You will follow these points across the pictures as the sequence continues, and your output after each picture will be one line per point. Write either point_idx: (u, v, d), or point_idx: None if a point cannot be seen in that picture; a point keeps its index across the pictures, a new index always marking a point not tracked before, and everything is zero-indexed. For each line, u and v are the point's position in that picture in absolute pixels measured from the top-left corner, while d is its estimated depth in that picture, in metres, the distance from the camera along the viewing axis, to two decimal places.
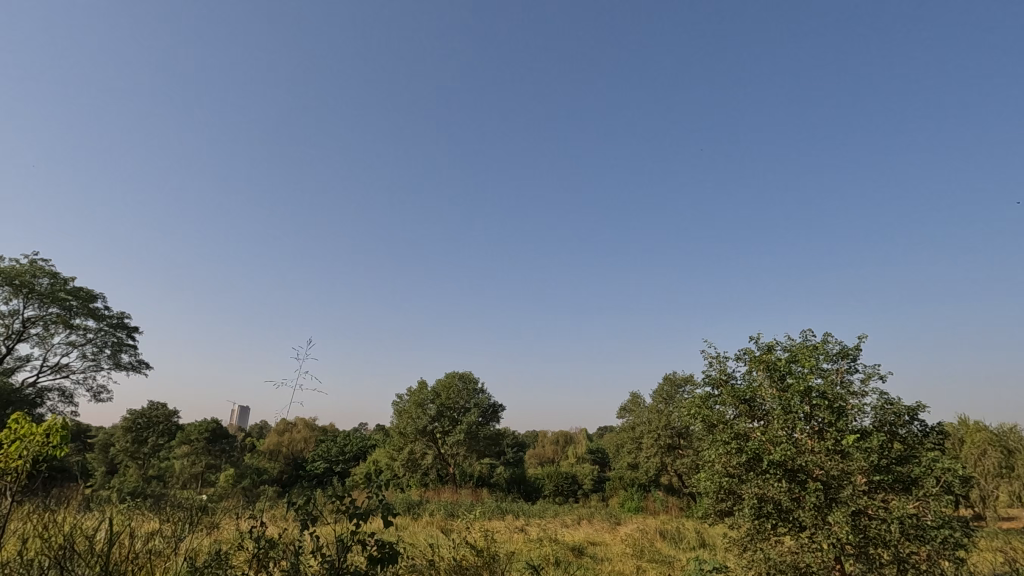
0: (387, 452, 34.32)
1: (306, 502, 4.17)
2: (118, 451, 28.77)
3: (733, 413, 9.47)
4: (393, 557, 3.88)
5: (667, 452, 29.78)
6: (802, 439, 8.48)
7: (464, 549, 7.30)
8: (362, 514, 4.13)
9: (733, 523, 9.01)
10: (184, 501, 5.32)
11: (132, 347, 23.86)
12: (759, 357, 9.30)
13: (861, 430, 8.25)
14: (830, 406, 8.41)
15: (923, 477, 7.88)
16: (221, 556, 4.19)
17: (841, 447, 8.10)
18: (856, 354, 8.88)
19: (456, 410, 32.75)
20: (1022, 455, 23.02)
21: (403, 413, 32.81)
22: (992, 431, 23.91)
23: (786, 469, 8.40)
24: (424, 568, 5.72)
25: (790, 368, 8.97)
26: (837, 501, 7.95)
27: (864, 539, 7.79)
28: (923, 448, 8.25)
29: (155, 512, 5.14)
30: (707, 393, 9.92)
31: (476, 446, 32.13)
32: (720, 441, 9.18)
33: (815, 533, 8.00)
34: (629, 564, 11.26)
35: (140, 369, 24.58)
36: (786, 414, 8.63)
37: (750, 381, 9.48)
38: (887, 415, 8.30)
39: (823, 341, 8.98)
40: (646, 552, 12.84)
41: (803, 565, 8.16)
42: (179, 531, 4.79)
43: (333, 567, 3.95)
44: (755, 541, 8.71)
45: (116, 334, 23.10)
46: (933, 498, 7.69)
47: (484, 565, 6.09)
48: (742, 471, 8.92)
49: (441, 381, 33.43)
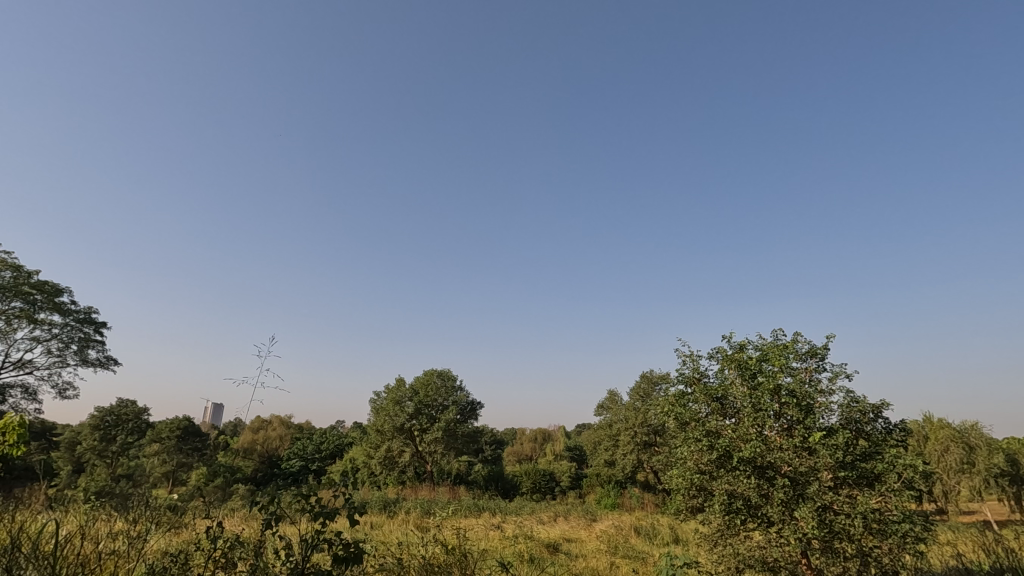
0: (364, 450, 34.21)
1: (270, 501, 4.09)
2: (85, 449, 28.10)
3: (706, 412, 9.58)
4: (358, 557, 3.84)
5: (643, 449, 30.13)
6: (771, 436, 8.64)
7: (434, 547, 7.30)
8: (329, 513, 4.05)
9: (705, 519, 9.15)
10: (150, 500, 5.21)
11: (100, 343, 23.21)
12: (730, 356, 9.47)
13: (828, 428, 8.44)
14: (798, 404, 8.60)
15: (887, 473, 8.08)
16: (180, 558, 4.09)
17: (809, 444, 8.27)
18: (824, 353, 9.07)
19: (434, 408, 32.63)
20: (982, 451, 23.67)
21: (380, 410, 32.58)
22: (954, 428, 24.61)
23: (755, 466, 8.54)
24: (394, 567, 5.68)
25: (761, 367, 9.14)
26: (805, 497, 8.11)
27: (830, 533, 7.95)
28: (887, 444, 8.48)
29: (118, 513, 5.03)
30: (681, 391, 10.04)
31: (454, 444, 32.11)
32: (691, 438, 9.32)
33: (783, 529, 8.15)
34: (603, 560, 11.36)
35: (108, 365, 23.93)
36: (756, 412, 8.78)
37: (722, 379, 9.64)
38: (853, 413, 8.53)
39: (793, 340, 9.18)
40: (620, 549, 12.97)
41: (770, 560, 8.27)
42: (141, 532, 4.70)
43: (299, 568, 3.89)
44: (726, 536, 8.85)
45: (82, 330, 22.50)
46: (895, 493, 7.91)
47: (456, 563, 6.11)
48: (713, 468, 9.08)
49: (420, 379, 33.19)
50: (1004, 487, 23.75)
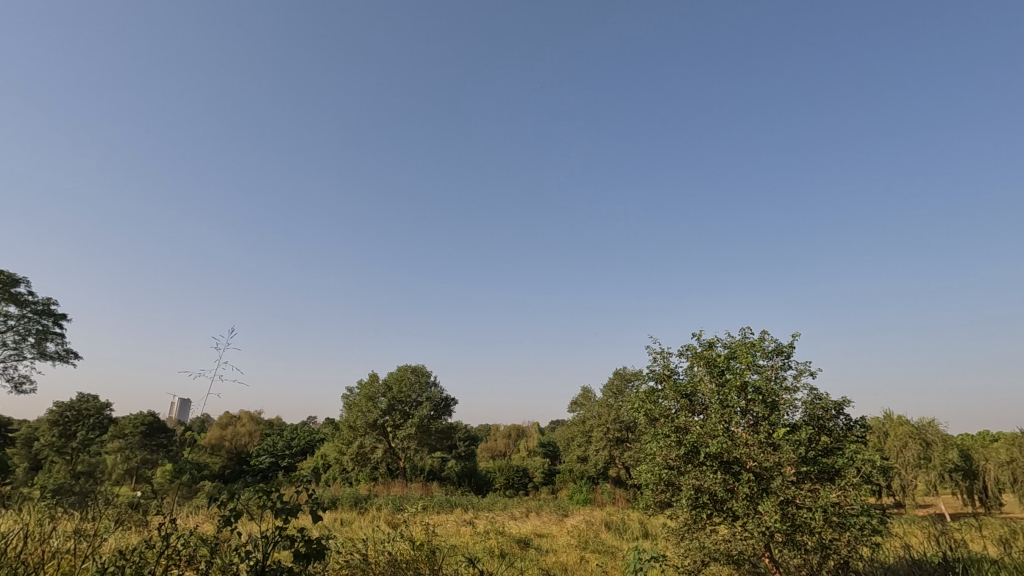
0: (336, 446, 33.90)
1: (230, 498, 3.99)
2: (43, 445, 27.25)
3: (676, 409, 9.70)
4: (319, 553, 3.76)
5: (616, 445, 30.49)
6: (737, 432, 8.79)
7: (402, 544, 7.28)
8: (291, 509, 3.98)
9: (672, 513, 9.27)
10: (112, 499, 5.13)
11: (59, 335, 22.43)
12: (699, 353, 9.61)
13: (792, 424, 8.65)
14: (764, 401, 8.82)
15: (846, 468, 8.32)
16: (136, 554, 3.99)
17: (773, 440, 8.45)
18: (791, 351, 9.27)
19: (408, 404, 32.41)
20: (939, 447, 24.50)
21: (353, 405, 32.23)
22: (913, 425, 25.40)
23: (721, 461, 8.71)
24: (359, 564, 5.59)
25: (729, 364, 9.30)
26: (768, 492, 8.29)
27: (792, 527, 8.10)
28: (848, 440, 8.73)
29: (78, 512, 4.92)
30: (652, 388, 10.14)
31: (427, 440, 31.95)
32: (661, 434, 9.47)
33: (747, 522, 8.28)
34: (573, 555, 11.47)
35: (68, 359, 23.17)
36: (723, 408, 8.95)
37: (691, 376, 9.79)
38: (816, 409, 8.77)
39: (760, 339, 9.37)
40: (590, 544, 13.10)
41: (735, 552, 8.39)
42: (98, 532, 4.61)
43: (259, 566, 3.79)
44: (692, 530, 8.97)
45: (40, 322, 21.72)
46: (854, 487, 8.13)
47: (424, 560, 6.04)
48: (681, 463, 9.23)
49: (394, 374, 32.88)
50: (958, 482, 24.66)
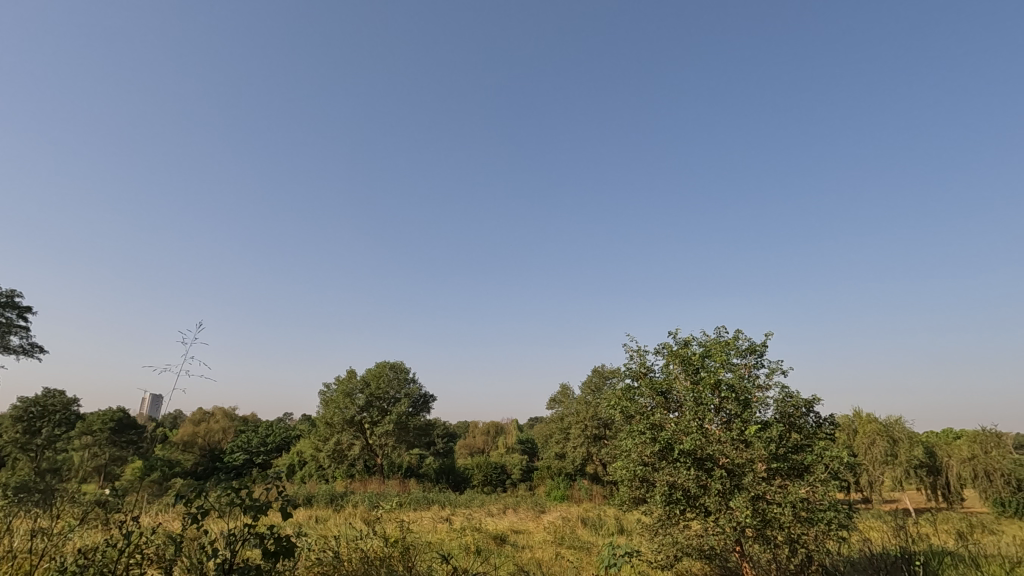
0: (312, 443, 33.55)
1: (199, 496, 3.90)
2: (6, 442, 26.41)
3: (651, 405, 9.81)
4: (288, 550, 3.71)
5: (593, 442, 30.72)
6: (711, 429, 8.89)
7: (374, 541, 7.15)
8: (260, 505, 3.90)
9: (647, 510, 9.37)
10: (79, 497, 5.02)
11: (23, 328, 21.76)
12: (675, 351, 9.73)
13: (763, 421, 8.82)
14: (736, 398, 8.98)
15: (815, 464, 8.51)
16: (97, 551, 3.90)
17: (745, 437, 8.59)
18: (763, 350, 9.43)
19: (385, 401, 32.25)
20: (905, 444, 25.20)
21: (330, 402, 31.93)
22: (880, 422, 26.03)
23: (695, 457, 8.83)
24: (331, 562, 5.53)
25: (703, 363, 9.44)
26: (740, 488, 8.43)
27: (763, 522, 8.24)
28: (816, 437, 8.93)
29: (42, 509, 4.81)
30: (628, 385, 10.23)
31: (405, 437, 31.80)
32: (637, 431, 9.56)
33: (718, 517, 8.41)
34: (549, 551, 11.50)
35: (32, 353, 22.50)
36: (697, 406, 9.05)
37: (667, 374, 9.89)
38: (787, 407, 8.96)
39: (734, 338, 9.50)
40: (566, 539, 13.19)
41: (706, 547, 8.49)
42: (62, 529, 4.51)
43: (225, 563, 3.72)
44: (666, 526, 9.07)
45: (3, 315, 21.03)
46: (822, 483, 8.32)
47: (398, 557, 5.99)
48: (655, 460, 9.34)
49: (371, 371, 32.60)
50: (922, 477, 25.38)
